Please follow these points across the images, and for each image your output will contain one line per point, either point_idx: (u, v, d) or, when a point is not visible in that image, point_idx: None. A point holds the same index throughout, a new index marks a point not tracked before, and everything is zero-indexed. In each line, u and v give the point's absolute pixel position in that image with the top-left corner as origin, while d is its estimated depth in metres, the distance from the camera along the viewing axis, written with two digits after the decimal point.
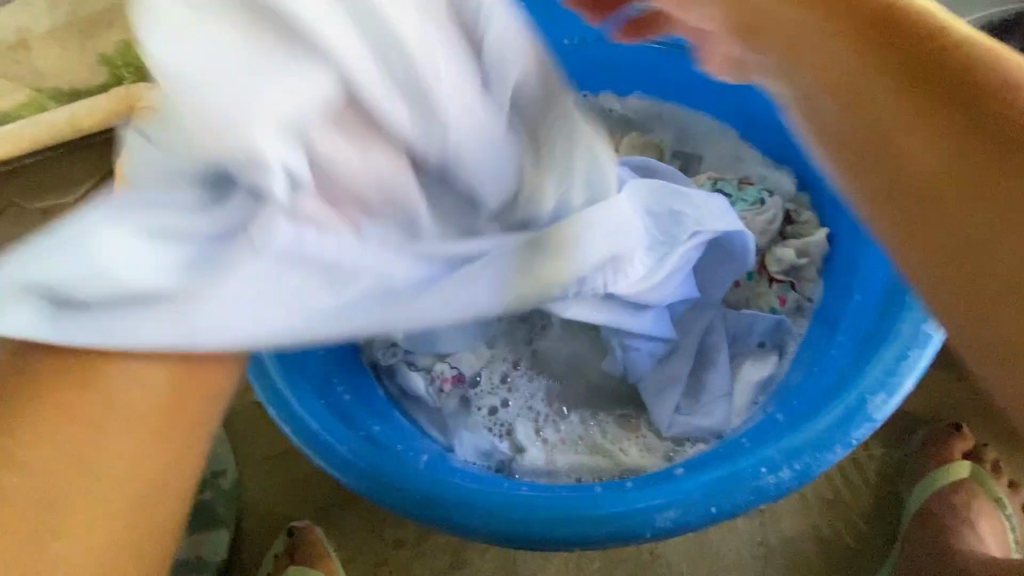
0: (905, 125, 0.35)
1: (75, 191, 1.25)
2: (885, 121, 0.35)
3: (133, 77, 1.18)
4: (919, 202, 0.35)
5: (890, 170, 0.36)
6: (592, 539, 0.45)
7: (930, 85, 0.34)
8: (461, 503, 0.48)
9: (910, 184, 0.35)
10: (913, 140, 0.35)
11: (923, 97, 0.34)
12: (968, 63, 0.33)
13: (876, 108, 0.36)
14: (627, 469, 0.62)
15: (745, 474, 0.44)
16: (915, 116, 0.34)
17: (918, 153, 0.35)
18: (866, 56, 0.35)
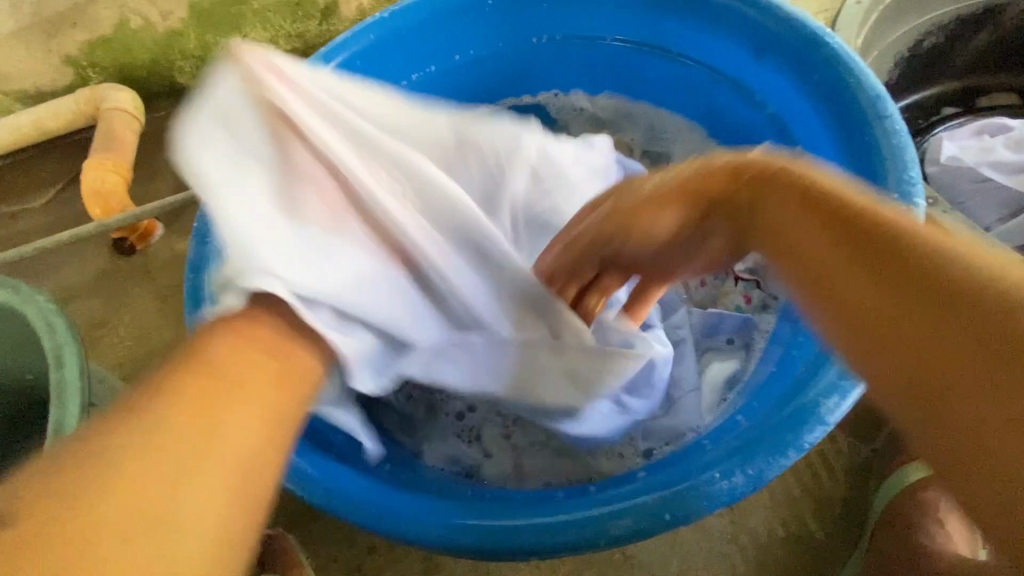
0: (862, 285, 0.36)
1: (43, 194, 1.22)
2: (855, 296, 0.36)
3: (99, 77, 1.15)
4: (874, 345, 0.35)
5: (875, 331, 0.35)
6: (549, 549, 0.45)
7: (876, 254, 0.37)
8: (418, 515, 0.48)
9: (873, 325, 0.35)
10: (873, 299, 0.35)
11: (863, 254, 0.37)
12: (897, 233, 0.37)
13: (832, 268, 0.38)
14: (597, 474, 0.62)
15: (699, 480, 0.44)
16: (857, 269, 0.37)
17: (873, 313, 0.35)
18: (806, 209, 0.41)
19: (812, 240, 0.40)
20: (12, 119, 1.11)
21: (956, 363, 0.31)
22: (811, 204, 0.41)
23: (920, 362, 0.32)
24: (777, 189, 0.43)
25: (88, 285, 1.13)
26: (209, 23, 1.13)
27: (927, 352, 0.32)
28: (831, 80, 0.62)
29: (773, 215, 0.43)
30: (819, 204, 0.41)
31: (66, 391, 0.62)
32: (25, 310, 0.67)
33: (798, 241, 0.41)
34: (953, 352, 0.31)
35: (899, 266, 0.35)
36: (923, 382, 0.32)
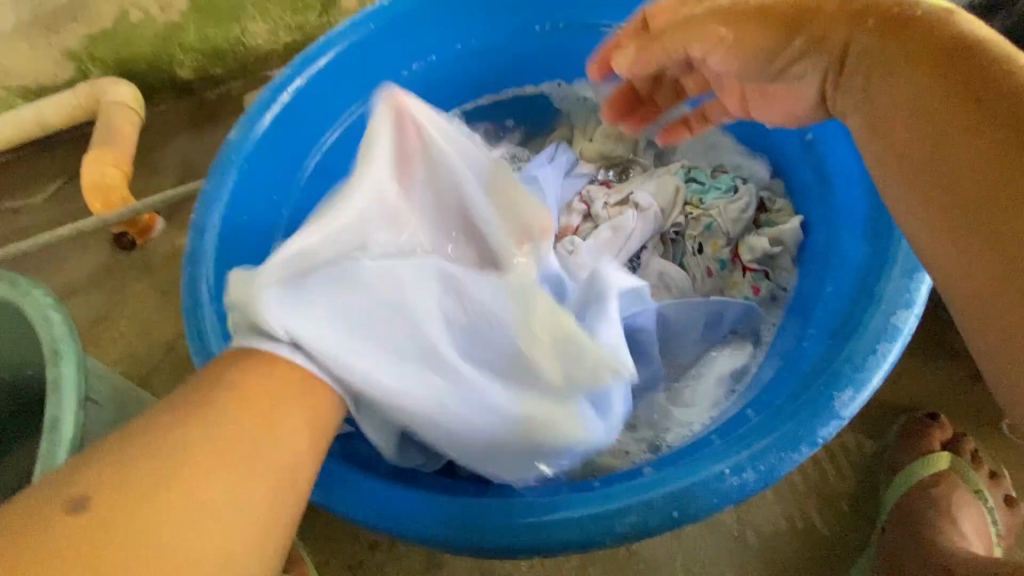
0: (941, 119, 0.39)
1: (43, 190, 1.21)
2: (924, 130, 0.40)
3: (99, 71, 1.14)
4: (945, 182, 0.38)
5: (929, 168, 0.40)
6: (551, 545, 0.43)
7: (963, 88, 0.38)
8: (417, 510, 0.47)
9: (926, 163, 0.40)
10: (946, 135, 0.39)
11: (945, 94, 0.39)
12: (986, 72, 0.38)
13: (914, 111, 0.41)
14: (599, 469, 0.58)
15: (708, 476, 0.43)
16: (936, 107, 0.39)
17: (941, 152, 0.39)
18: (910, 50, 0.42)
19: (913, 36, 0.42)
20: (11, 114, 1.10)
21: (983, 170, 0.36)
22: (913, 50, 0.41)
23: (958, 191, 0.37)
24: (890, 40, 0.43)
25: (89, 281, 1.12)
26: (209, 15, 1.12)
27: (969, 181, 0.37)
28: None
29: (870, 57, 0.44)
30: (922, 51, 0.41)
31: (63, 386, 0.61)
32: (22, 305, 0.67)
33: (888, 68, 0.43)
34: (982, 184, 0.36)
35: (974, 102, 0.37)
36: (975, 200, 0.36)
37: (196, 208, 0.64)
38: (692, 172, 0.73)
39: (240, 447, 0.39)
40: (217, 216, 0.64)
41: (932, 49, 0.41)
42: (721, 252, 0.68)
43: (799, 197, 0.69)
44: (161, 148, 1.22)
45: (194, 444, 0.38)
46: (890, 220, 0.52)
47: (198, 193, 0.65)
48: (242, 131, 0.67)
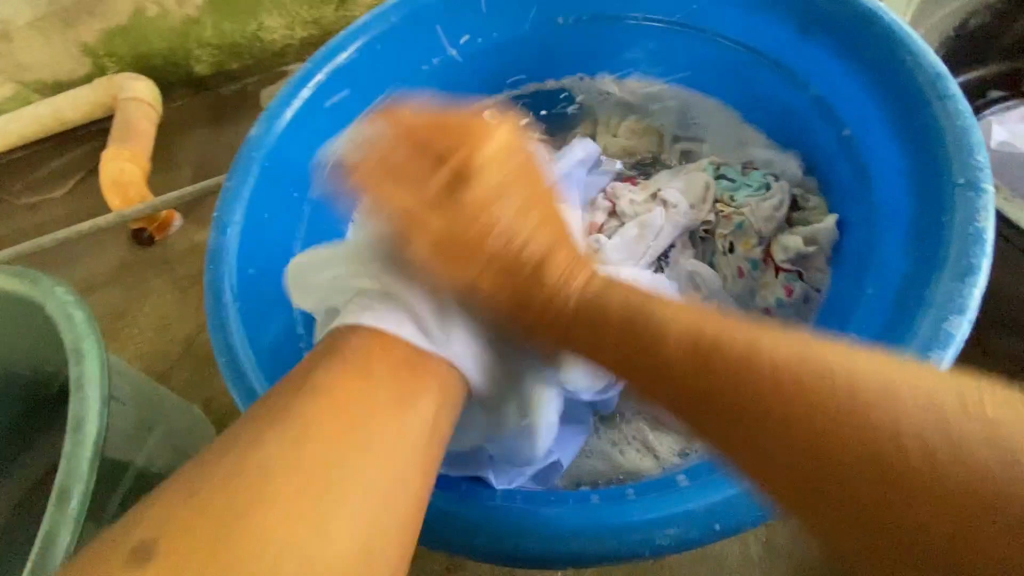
0: (772, 434, 0.34)
1: (62, 185, 1.22)
2: (798, 462, 0.33)
3: (116, 66, 1.14)
4: (810, 490, 0.33)
5: (812, 494, 0.33)
6: (590, 557, 0.42)
7: (803, 432, 0.33)
8: (451, 511, 0.45)
9: (814, 485, 0.33)
10: (795, 457, 0.33)
11: (752, 416, 0.35)
12: (744, 378, 0.36)
13: (772, 433, 0.34)
14: (627, 474, 0.59)
15: (753, 488, 0.42)
16: (775, 432, 0.34)
17: (857, 490, 0.32)
18: (685, 352, 0.39)
19: (605, 354, 0.43)
20: (30, 109, 1.10)
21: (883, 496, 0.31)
22: (683, 351, 0.39)
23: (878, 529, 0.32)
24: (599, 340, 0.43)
25: (107, 277, 1.12)
26: (225, 10, 1.11)
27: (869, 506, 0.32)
28: (883, 59, 0.59)
29: (640, 353, 0.41)
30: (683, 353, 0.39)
31: (87, 385, 0.60)
32: (45, 301, 0.66)
33: (677, 379, 0.39)
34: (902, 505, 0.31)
35: (812, 449, 0.33)
36: (819, 489, 0.33)
37: (217, 205, 0.63)
38: (722, 169, 0.71)
39: (331, 454, 0.39)
40: (239, 213, 0.63)
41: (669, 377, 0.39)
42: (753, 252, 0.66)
43: (834, 194, 0.68)
44: (178, 144, 1.22)
45: (308, 435, 0.39)
46: (941, 221, 0.51)
47: (219, 190, 0.65)
48: (263, 127, 0.66)
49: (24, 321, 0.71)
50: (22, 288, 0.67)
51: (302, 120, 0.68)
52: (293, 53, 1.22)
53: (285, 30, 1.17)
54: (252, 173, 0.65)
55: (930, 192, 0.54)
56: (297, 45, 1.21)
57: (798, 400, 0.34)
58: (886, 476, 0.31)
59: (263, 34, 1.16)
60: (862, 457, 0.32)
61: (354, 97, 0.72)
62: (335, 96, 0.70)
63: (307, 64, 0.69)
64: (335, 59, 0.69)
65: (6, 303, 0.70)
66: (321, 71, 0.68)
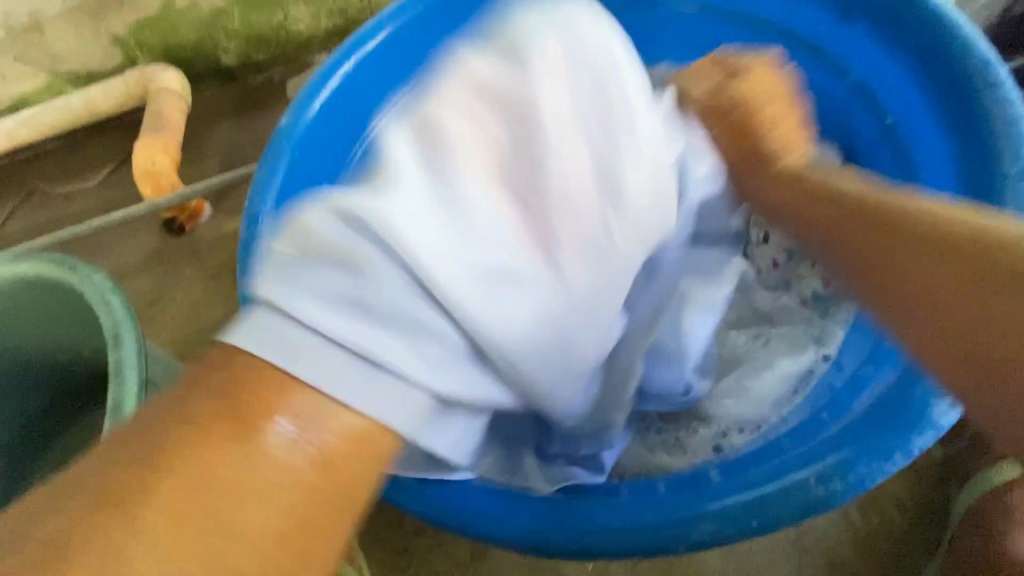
0: (929, 266, 0.41)
1: (96, 174, 1.24)
2: (967, 337, 0.39)
3: (147, 57, 1.15)
4: (952, 327, 0.40)
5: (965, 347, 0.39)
6: (624, 550, 0.43)
7: (956, 256, 0.41)
8: (472, 510, 0.46)
9: (948, 304, 0.40)
10: (928, 266, 0.41)
11: (981, 285, 0.39)
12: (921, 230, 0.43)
13: (962, 284, 0.40)
14: (657, 469, 0.57)
15: (791, 485, 0.42)
16: (962, 295, 0.40)
17: (946, 282, 0.41)
18: (921, 236, 0.42)
19: (846, 227, 0.46)
20: (66, 100, 1.12)
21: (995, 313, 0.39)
22: (930, 237, 0.42)
23: (960, 345, 0.40)
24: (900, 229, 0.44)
25: (139, 265, 1.15)
26: (253, 1, 1.11)
27: (993, 356, 0.38)
28: (932, 45, 0.57)
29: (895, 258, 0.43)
30: (941, 236, 0.41)
31: (125, 370, 0.62)
32: (83, 289, 0.68)
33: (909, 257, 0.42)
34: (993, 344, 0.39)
35: (978, 270, 0.40)
36: (951, 315, 0.40)
37: (248, 195, 0.64)
38: None
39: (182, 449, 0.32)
40: (269, 202, 0.64)
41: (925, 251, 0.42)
42: (787, 243, 0.65)
43: None
44: (207, 134, 1.24)
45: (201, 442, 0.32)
46: None
47: (250, 180, 0.65)
48: (292, 116, 0.66)
49: (63, 309, 0.73)
50: (62, 276, 0.69)
51: (330, 109, 0.68)
52: (318, 43, 1.23)
53: (311, 21, 1.17)
54: (281, 162, 0.65)
55: (977, 181, 0.52)
56: (322, 35, 1.21)
57: (972, 257, 0.40)
58: (987, 276, 0.39)
59: (289, 24, 1.17)
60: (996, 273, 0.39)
61: (383, 85, 0.72)
62: (363, 84, 0.70)
63: (335, 54, 0.69)
64: (363, 48, 0.69)
65: (45, 291, 0.72)
66: (351, 60, 0.68)
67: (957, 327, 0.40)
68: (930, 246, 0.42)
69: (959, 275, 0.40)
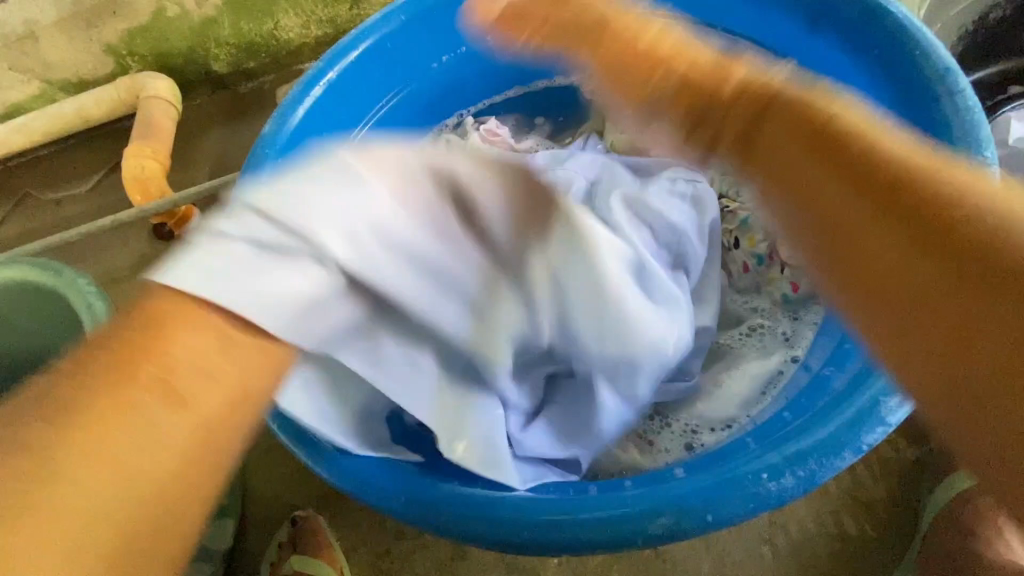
0: (875, 236, 0.37)
1: (86, 181, 1.25)
2: (931, 301, 0.34)
3: (138, 66, 1.17)
4: (905, 303, 0.35)
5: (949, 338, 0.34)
6: (583, 546, 0.44)
7: (892, 208, 0.37)
8: (442, 507, 0.47)
9: (887, 287, 0.36)
10: (876, 239, 0.37)
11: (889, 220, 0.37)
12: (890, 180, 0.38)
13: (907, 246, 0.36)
14: (627, 468, 0.59)
15: (745, 480, 0.43)
16: (923, 264, 0.35)
17: (896, 267, 0.36)
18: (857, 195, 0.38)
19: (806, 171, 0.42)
20: (57, 108, 1.14)
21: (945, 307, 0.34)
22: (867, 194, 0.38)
23: (924, 320, 0.35)
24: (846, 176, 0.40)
25: (127, 270, 1.16)
26: (243, 10, 1.13)
27: (945, 333, 0.34)
28: (894, 55, 0.58)
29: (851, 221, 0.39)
30: (877, 182, 0.38)
31: None
32: (67, 293, 0.69)
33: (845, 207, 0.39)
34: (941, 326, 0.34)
35: (939, 240, 0.35)
36: (905, 284, 0.36)
37: None
38: None
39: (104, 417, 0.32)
40: None
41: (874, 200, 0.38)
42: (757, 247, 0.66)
43: None
44: (197, 141, 1.25)
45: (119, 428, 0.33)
46: None
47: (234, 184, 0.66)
48: (276, 123, 0.67)
49: (48, 314, 0.74)
50: (47, 281, 0.70)
51: (314, 116, 0.69)
52: (308, 51, 1.24)
53: (301, 29, 1.19)
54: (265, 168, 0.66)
55: None
56: (312, 44, 1.23)
57: (931, 218, 0.35)
58: (929, 248, 0.35)
59: (279, 33, 1.18)
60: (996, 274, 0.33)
61: (366, 93, 0.73)
62: (347, 91, 0.72)
63: (319, 62, 0.70)
64: (346, 57, 0.70)
65: (31, 295, 0.73)
66: (334, 69, 0.70)
67: (923, 306, 0.35)
68: (920, 205, 0.36)
69: (912, 241, 0.36)
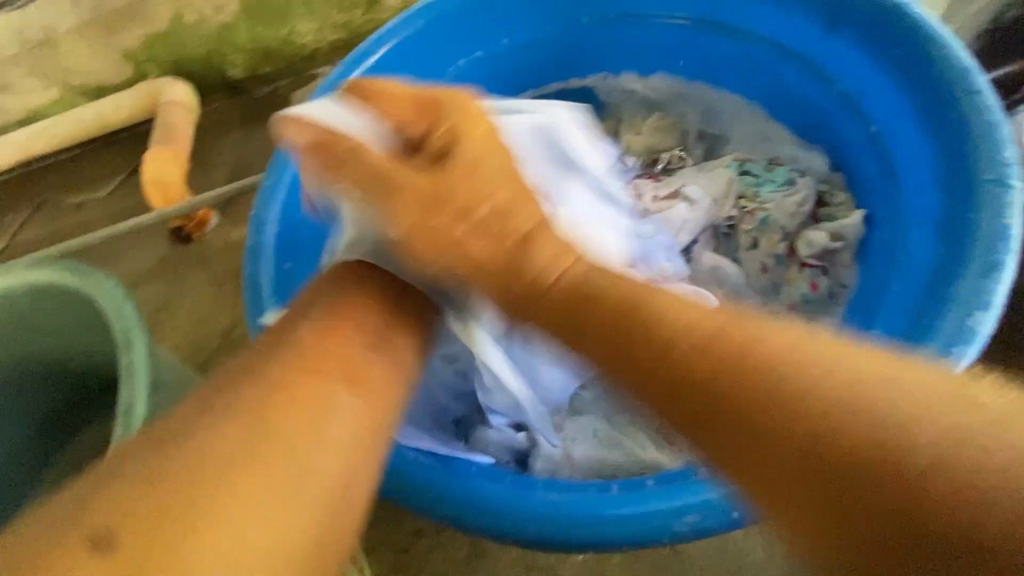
0: (692, 369, 0.41)
1: (105, 185, 1.28)
2: (792, 447, 0.36)
3: (156, 71, 1.19)
4: (751, 448, 0.38)
5: (781, 486, 0.36)
6: (608, 543, 0.45)
7: (684, 363, 0.41)
8: (467, 504, 0.48)
9: (733, 431, 0.39)
10: (692, 365, 0.41)
11: (683, 363, 0.41)
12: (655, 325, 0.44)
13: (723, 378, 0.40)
14: (647, 466, 0.59)
15: None
16: (766, 421, 0.37)
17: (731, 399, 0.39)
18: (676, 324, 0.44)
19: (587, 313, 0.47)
20: (78, 113, 1.16)
21: (796, 442, 0.36)
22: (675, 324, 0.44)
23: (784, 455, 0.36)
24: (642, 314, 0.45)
25: (146, 273, 1.18)
26: (260, 15, 1.15)
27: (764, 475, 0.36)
28: (912, 54, 0.59)
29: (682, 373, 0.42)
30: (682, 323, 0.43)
31: (134, 373, 0.64)
32: (95, 295, 0.71)
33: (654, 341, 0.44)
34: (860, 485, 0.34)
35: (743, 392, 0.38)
36: (732, 431, 0.38)
37: (255, 203, 0.67)
38: (746, 164, 0.71)
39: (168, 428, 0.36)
40: (276, 209, 0.66)
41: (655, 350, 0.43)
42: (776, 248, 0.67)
43: (860, 191, 0.68)
44: (214, 145, 1.27)
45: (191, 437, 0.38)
46: (967, 217, 0.52)
47: (257, 188, 0.67)
48: None
49: (77, 317, 0.76)
50: (75, 283, 0.72)
51: None
52: (323, 55, 1.26)
53: (316, 34, 1.20)
54: (287, 172, 0.67)
55: (957, 188, 0.53)
56: (326, 48, 1.24)
57: (737, 373, 0.40)
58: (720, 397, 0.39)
59: (294, 38, 1.20)
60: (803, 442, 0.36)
61: None
62: None
63: (339, 67, 0.71)
64: (365, 61, 0.71)
65: (59, 297, 0.75)
66: (354, 74, 0.71)
67: (750, 454, 0.37)
68: (667, 353, 0.43)
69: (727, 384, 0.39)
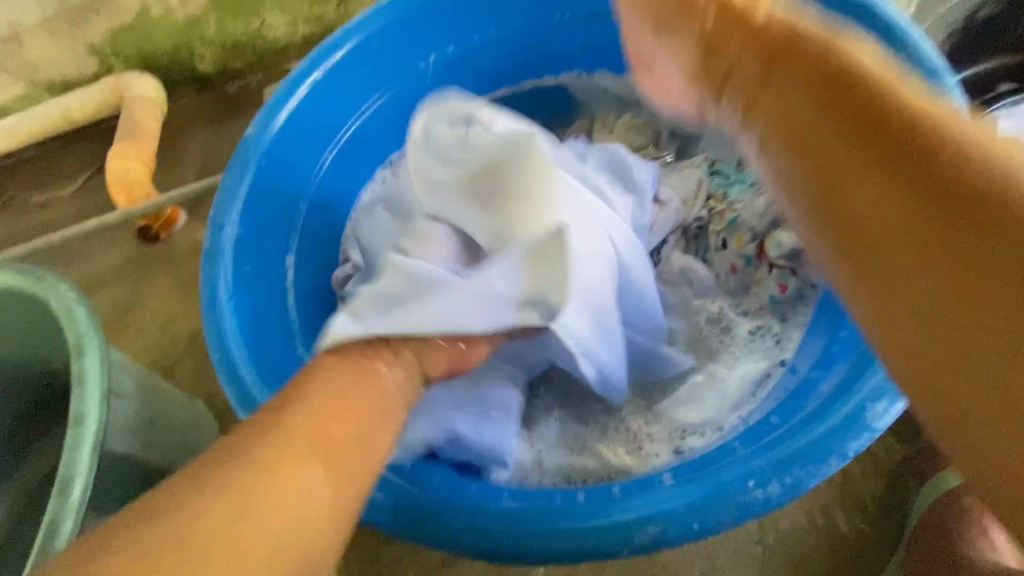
0: (936, 229, 0.44)
1: (70, 184, 1.24)
2: (960, 315, 0.42)
3: (121, 66, 1.15)
4: (955, 302, 0.42)
5: (961, 324, 0.42)
6: (568, 555, 0.44)
7: (954, 205, 0.43)
8: (434, 517, 0.47)
9: (962, 276, 0.42)
10: (881, 216, 0.47)
11: (929, 211, 0.44)
12: (948, 158, 0.44)
13: (939, 247, 0.43)
14: (616, 472, 0.58)
15: (732, 488, 0.43)
16: (940, 245, 0.43)
17: (952, 249, 0.43)
18: (883, 179, 0.47)
19: (847, 157, 0.50)
20: (39, 109, 1.12)
21: (991, 317, 0.41)
22: (881, 168, 0.48)
23: (964, 323, 0.42)
24: (874, 158, 0.48)
25: (111, 275, 1.14)
26: (228, 8, 1.11)
27: (961, 334, 0.42)
28: (881, 56, 0.58)
29: (874, 216, 0.48)
30: (886, 160, 0.47)
31: (87, 380, 0.62)
32: (46, 298, 0.68)
33: (866, 178, 0.49)
34: (993, 346, 0.40)
35: (968, 219, 0.42)
36: (966, 264, 0.42)
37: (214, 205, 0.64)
38: (717, 165, 0.71)
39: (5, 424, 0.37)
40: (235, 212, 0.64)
41: (910, 187, 0.45)
42: (746, 248, 0.65)
43: None
44: (183, 142, 1.24)
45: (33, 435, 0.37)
46: None
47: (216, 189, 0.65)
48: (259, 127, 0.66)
49: (30, 323, 0.73)
50: (25, 285, 0.69)
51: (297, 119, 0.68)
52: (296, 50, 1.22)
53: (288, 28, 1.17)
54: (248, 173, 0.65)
55: None
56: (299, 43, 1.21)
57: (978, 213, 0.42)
58: (981, 230, 0.42)
59: (266, 31, 1.16)
60: (966, 224, 0.42)
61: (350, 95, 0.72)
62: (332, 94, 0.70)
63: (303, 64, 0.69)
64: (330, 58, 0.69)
65: (10, 301, 0.72)
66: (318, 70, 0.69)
67: (967, 293, 0.42)
68: (860, 216, 0.49)
69: (959, 245, 0.42)
